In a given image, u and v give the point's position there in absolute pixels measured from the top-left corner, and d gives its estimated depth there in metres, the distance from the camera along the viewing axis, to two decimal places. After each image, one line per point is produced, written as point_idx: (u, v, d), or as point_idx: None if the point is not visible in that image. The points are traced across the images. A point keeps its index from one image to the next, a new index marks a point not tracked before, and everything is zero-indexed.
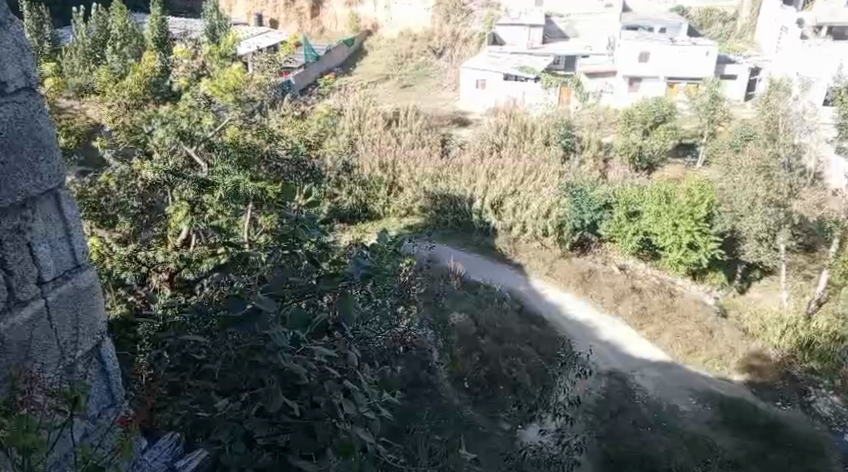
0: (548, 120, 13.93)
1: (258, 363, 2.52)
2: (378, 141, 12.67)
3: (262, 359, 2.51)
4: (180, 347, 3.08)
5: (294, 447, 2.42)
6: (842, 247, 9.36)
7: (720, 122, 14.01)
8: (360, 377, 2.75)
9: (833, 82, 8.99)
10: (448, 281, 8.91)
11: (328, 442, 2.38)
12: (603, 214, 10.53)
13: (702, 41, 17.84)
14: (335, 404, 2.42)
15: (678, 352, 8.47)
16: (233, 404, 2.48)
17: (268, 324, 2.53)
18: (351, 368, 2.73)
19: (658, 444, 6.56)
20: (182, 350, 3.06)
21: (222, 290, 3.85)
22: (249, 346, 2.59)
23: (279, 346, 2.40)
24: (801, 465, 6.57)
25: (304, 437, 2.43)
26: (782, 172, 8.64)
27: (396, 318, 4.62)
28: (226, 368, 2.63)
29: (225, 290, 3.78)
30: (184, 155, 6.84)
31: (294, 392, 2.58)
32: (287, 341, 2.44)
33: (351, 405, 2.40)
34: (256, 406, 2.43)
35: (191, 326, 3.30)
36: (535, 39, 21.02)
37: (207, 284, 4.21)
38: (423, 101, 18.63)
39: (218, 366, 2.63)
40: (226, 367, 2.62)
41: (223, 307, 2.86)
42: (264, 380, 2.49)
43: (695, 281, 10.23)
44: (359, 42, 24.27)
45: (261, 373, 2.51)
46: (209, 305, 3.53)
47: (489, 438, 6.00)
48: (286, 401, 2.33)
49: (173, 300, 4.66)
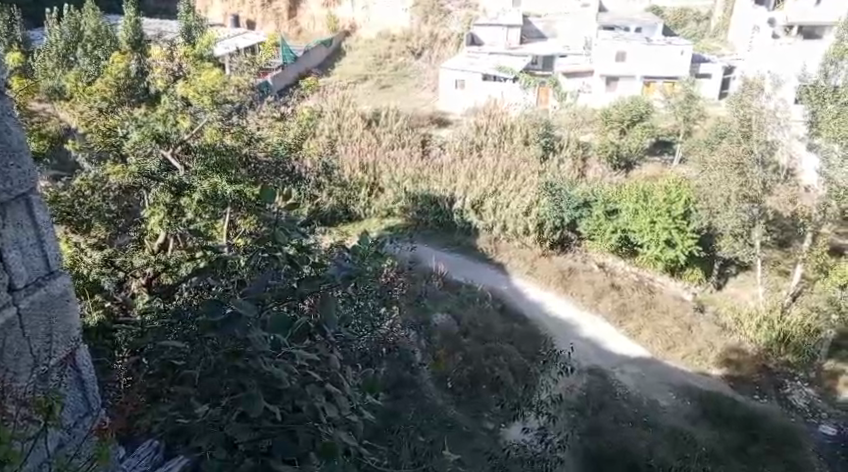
0: (527, 120, 14.01)
1: (238, 367, 2.46)
2: (358, 142, 12.64)
3: (241, 363, 2.45)
4: (160, 353, 3.06)
5: (276, 453, 2.39)
6: (815, 243, 9.56)
7: (696, 120, 14.20)
8: (344, 381, 2.70)
9: (801, 81, 9.18)
10: (430, 281, 8.92)
11: (311, 447, 2.37)
12: (582, 212, 10.63)
13: (677, 41, 18.06)
14: (319, 408, 2.38)
15: (658, 348, 8.55)
16: (213, 410, 2.40)
17: (248, 328, 2.47)
18: (333, 371, 2.68)
19: (640, 439, 6.63)
20: (161, 357, 3.07)
21: (203, 295, 3.73)
22: (229, 349, 2.51)
23: (258, 350, 2.40)
24: (779, 457, 6.71)
25: (287, 443, 2.39)
26: (756, 169, 8.81)
27: (380, 320, 4.61)
28: (206, 373, 2.57)
29: (205, 295, 3.73)
30: (160, 157, 6.63)
31: (274, 398, 2.48)
32: (267, 346, 2.43)
33: (334, 409, 2.41)
34: (238, 411, 2.37)
35: (171, 331, 3.27)
36: (513, 40, 21.11)
37: (187, 288, 4.11)
38: (402, 102, 18.62)
39: (197, 371, 2.58)
40: (204, 373, 2.58)
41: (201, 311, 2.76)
42: (244, 385, 2.42)
43: (673, 277, 10.35)
44: (337, 43, 24.16)
45: (241, 377, 2.44)
46: (189, 309, 3.53)
47: (472, 438, 6.05)
48: (268, 406, 2.32)
49: (150, 304, 4.63)
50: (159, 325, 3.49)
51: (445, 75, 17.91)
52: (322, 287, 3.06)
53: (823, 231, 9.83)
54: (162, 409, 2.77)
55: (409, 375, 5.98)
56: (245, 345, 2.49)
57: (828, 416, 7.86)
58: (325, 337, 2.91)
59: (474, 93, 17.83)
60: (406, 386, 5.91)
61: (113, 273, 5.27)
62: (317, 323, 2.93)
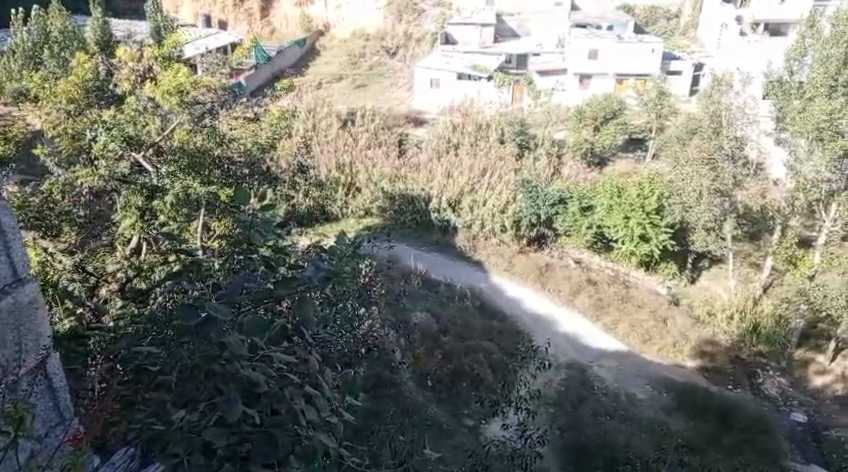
0: (502, 118, 14.10)
1: (213, 371, 2.42)
2: (333, 142, 12.59)
3: (219, 368, 2.41)
4: (134, 359, 3.00)
5: (254, 456, 2.36)
6: (784, 235, 9.77)
7: (668, 117, 14.39)
8: (324, 384, 2.70)
9: (767, 77, 9.38)
10: (409, 281, 8.96)
11: (290, 450, 2.34)
12: (558, 208, 10.73)
13: (648, 38, 18.24)
14: (298, 411, 2.39)
15: (635, 342, 8.64)
16: (190, 416, 2.39)
17: (224, 332, 2.45)
18: (312, 373, 2.67)
19: (619, 432, 6.70)
20: (135, 364, 3.03)
21: (178, 299, 3.68)
22: (207, 353, 2.47)
23: (235, 354, 2.37)
24: (752, 446, 6.85)
25: (267, 445, 2.33)
26: (727, 164, 8.94)
27: (359, 321, 4.61)
28: (183, 377, 2.55)
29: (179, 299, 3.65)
30: (132, 161, 6.42)
31: (253, 400, 2.44)
32: (244, 349, 2.40)
33: (313, 412, 2.42)
34: (215, 416, 2.33)
35: (147, 336, 3.23)
36: (487, 38, 21.18)
37: (161, 293, 4.04)
38: (378, 101, 18.60)
39: (174, 376, 2.54)
40: (182, 377, 2.54)
41: (176, 315, 2.75)
42: (222, 389, 2.40)
43: (648, 272, 10.49)
44: (311, 43, 24.02)
45: (218, 382, 2.41)
46: (164, 313, 3.50)
47: (453, 435, 6.16)
48: (246, 409, 2.29)
49: (124, 310, 4.57)
50: (133, 330, 3.44)
51: (420, 74, 17.92)
52: (300, 289, 3.04)
53: (791, 224, 10.06)
54: (138, 416, 2.74)
55: (389, 375, 6.00)
56: (221, 350, 2.45)
57: (799, 404, 8.06)
58: (304, 339, 2.92)
59: (449, 91, 17.87)
60: (386, 385, 5.93)
61: (84, 278, 5.18)
62: (296, 325, 2.93)
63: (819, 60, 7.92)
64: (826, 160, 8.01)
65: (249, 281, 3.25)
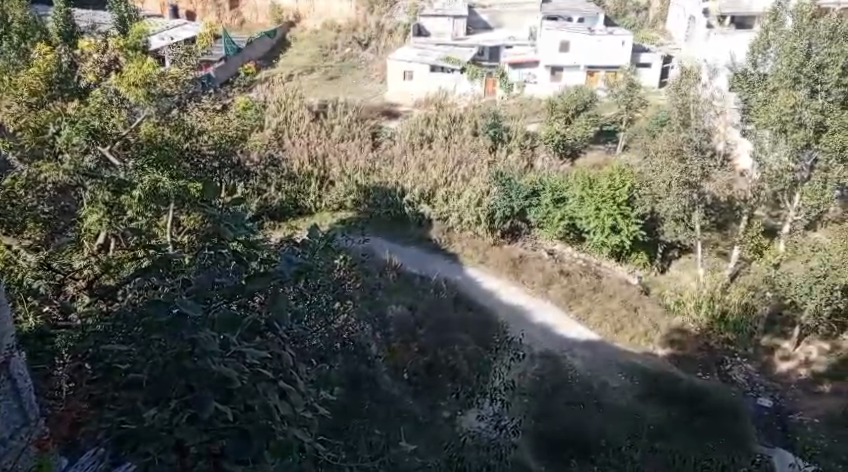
0: (474, 111, 14.13)
1: (186, 368, 2.38)
2: (306, 135, 12.55)
3: (190, 365, 2.37)
4: (104, 358, 2.98)
5: (229, 452, 2.35)
6: (750, 225, 9.99)
7: (637, 109, 14.51)
8: (298, 379, 2.66)
9: (733, 68, 9.52)
10: (384, 275, 9.02)
11: (264, 446, 2.32)
12: (531, 200, 10.79)
13: (619, 31, 18.30)
14: (272, 406, 2.35)
15: (607, 331, 8.76)
16: (161, 414, 2.30)
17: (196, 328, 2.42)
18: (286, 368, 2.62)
19: (592, 421, 6.80)
20: (104, 362, 2.99)
21: (146, 294, 3.52)
22: (178, 351, 2.43)
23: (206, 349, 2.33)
24: (722, 431, 6.98)
25: (241, 442, 2.33)
26: (694, 155, 9.14)
27: (333, 315, 4.59)
28: (154, 375, 2.48)
29: (147, 295, 3.57)
30: (98, 155, 6.32)
31: (226, 398, 2.38)
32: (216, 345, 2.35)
33: (287, 407, 2.40)
34: (187, 414, 2.29)
35: (114, 335, 3.16)
36: (459, 30, 21.10)
37: (129, 291, 3.96)
38: (351, 93, 18.47)
39: (145, 374, 2.46)
40: (153, 375, 2.46)
41: (147, 315, 2.75)
42: (194, 386, 2.36)
43: (619, 262, 10.61)
44: (281, 34, 23.73)
45: (191, 379, 2.36)
46: (132, 310, 3.43)
47: (430, 427, 6.18)
48: (219, 406, 2.29)
49: (91, 308, 4.48)
50: (101, 329, 3.39)
51: (392, 66, 17.80)
52: (272, 284, 3.07)
53: (757, 213, 10.27)
54: (107, 416, 2.68)
55: (365, 369, 5.96)
56: (192, 346, 2.42)
57: (765, 389, 8.26)
58: (277, 332, 2.85)
59: (423, 83, 17.84)
60: (362, 378, 5.91)
61: (50, 276, 5.06)
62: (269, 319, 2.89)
63: (784, 53, 8.10)
64: (788, 151, 8.22)
65: (219, 276, 3.22)
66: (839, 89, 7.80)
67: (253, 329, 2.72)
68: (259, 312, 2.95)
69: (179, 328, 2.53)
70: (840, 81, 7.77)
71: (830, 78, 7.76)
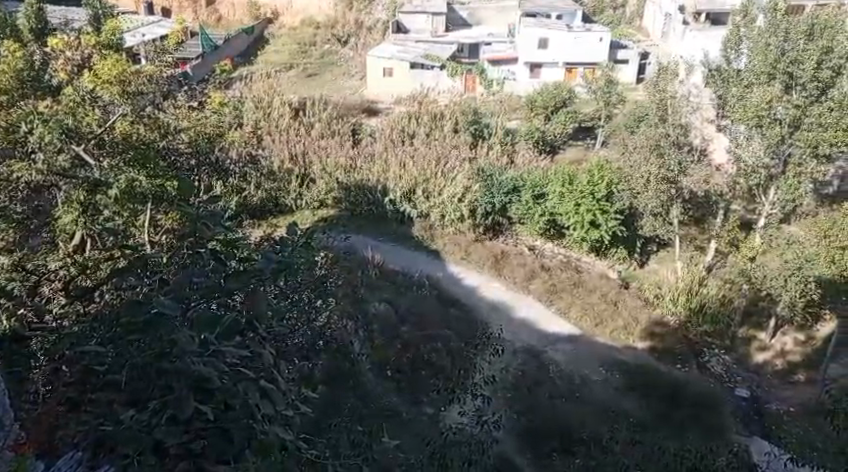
0: (454, 107, 14.14)
1: (163, 369, 2.35)
2: (285, 133, 12.54)
3: (168, 365, 2.34)
4: (81, 360, 2.95)
5: (210, 451, 2.37)
6: (727, 219, 10.15)
7: (616, 105, 14.58)
8: (279, 378, 2.64)
9: (709, 63, 9.64)
10: (367, 272, 9.06)
11: (246, 444, 2.32)
12: (512, 197, 10.87)
13: (597, 27, 18.41)
14: (253, 405, 2.35)
15: (588, 325, 8.87)
16: (140, 415, 2.33)
17: (174, 328, 2.41)
18: (267, 367, 2.61)
19: (573, 415, 6.89)
20: (82, 363, 2.97)
21: (123, 295, 3.50)
22: (156, 351, 2.41)
23: (185, 349, 2.32)
24: (701, 422, 7.07)
25: (221, 442, 2.34)
26: (673, 151, 9.25)
27: (317, 314, 4.61)
28: (133, 376, 2.46)
29: (123, 295, 3.52)
30: (72, 154, 6.06)
31: (206, 397, 2.36)
32: (195, 345, 2.35)
33: (269, 405, 2.38)
34: (166, 414, 2.28)
35: (93, 334, 3.12)
36: (438, 27, 21.12)
37: (106, 291, 3.90)
38: (330, 90, 18.39)
39: (123, 375, 2.47)
40: (132, 376, 2.47)
41: (125, 314, 2.74)
42: (172, 387, 2.34)
43: (599, 257, 10.71)
44: (260, 31, 23.55)
45: (169, 379, 2.34)
46: (110, 310, 3.41)
47: (411, 424, 6.23)
48: (199, 406, 2.27)
49: (68, 309, 4.45)
50: (78, 329, 3.35)
51: (372, 62, 17.75)
52: (251, 283, 3.07)
53: (734, 207, 10.41)
54: (86, 417, 2.67)
55: (348, 366, 5.95)
56: (170, 347, 2.40)
57: (742, 380, 8.41)
58: (257, 330, 2.82)
59: (403, 80, 17.83)
60: (345, 376, 5.91)
61: (24, 278, 4.96)
62: (249, 319, 2.85)
63: (759, 50, 8.18)
64: (766, 147, 8.35)
65: (197, 276, 3.17)
66: (813, 84, 7.84)
67: (233, 328, 2.66)
68: (238, 311, 2.96)
69: (159, 328, 2.52)
70: (815, 76, 7.78)
71: (805, 74, 7.80)
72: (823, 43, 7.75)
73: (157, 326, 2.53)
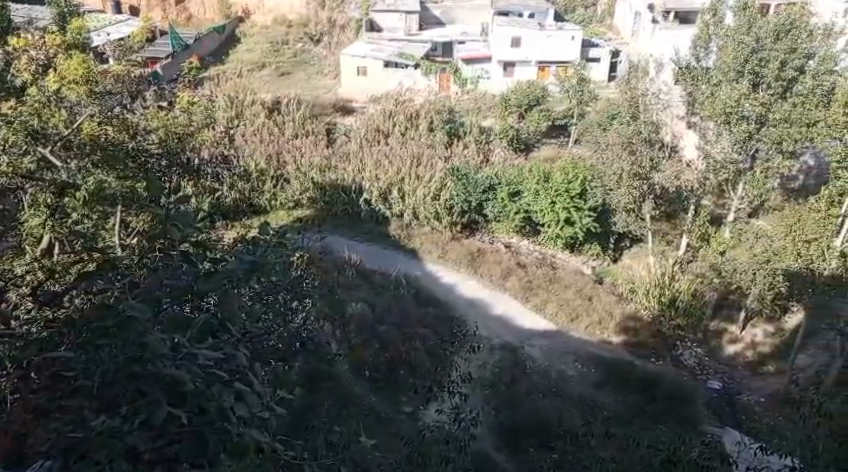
0: (430, 106, 14.12)
1: (134, 373, 2.01)
2: (258, 134, 12.42)
3: (138, 368, 2.01)
4: (49, 367, 2.56)
5: (182, 458, 2.02)
6: (698, 213, 10.33)
7: (589, 103, 14.49)
8: (256, 381, 2.32)
9: (677, 61, 9.83)
10: (343, 272, 9.06)
11: (220, 448, 1.98)
12: (489, 195, 10.88)
13: (569, 26, 18.53)
14: (227, 407, 2.01)
15: (563, 321, 8.97)
16: (111, 420, 1.93)
17: (144, 332, 2.12)
18: (242, 369, 2.28)
19: (551, 409, 6.97)
20: (47, 372, 2.55)
21: (93, 299, 2.95)
22: (128, 354, 2.05)
23: (158, 352, 2.03)
24: (674, 414, 7.22)
25: (195, 447, 1.98)
26: (644, 148, 9.43)
27: (298, 311, 4.51)
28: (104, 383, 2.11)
29: (88, 300, 3.10)
30: (38, 156, 5.41)
31: (179, 401, 2.03)
32: (166, 347, 2.07)
33: (244, 407, 2.07)
34: (140, 419, 1.94)
35: (61, 341, 2.70)
36: (411, 25, 21.11)
37: (71, 298, 3.36)
38: (304, 90, 18.28)
39: (93, 381, 2.06)
40: (103, 384, 2.06)
41: (91, 318, 2.46)
42: (144, 392, 1.99)
43: (573, 253, 10.84)
44: (230, 30, 23.26)
45: (140, 384, 2.00)
46: (76, 315, 3.00)
47: (391, 423, 6.19)
48: (172, 410, 1.94)
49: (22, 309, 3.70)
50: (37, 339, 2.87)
51: (346, 61, 17.73)
52: (225, 284, 2.76)
53: (704, 203, 10.62)
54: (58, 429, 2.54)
55: (329, 368, 5.66)
56: (141, 351, 2.07)
57: (714, 372, 8.63)
58: (231, 333, 2.54)
59: (377, 78, 17.81)
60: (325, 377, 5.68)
61: None
62: (222, 320, 2.58)
63: (728, 47, 8.34)
64: (733, 142, 8.50)
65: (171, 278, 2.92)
66: (778, 83, 8.08)
67: (207, 329, 2.37)
68: (212, 310, 2.70)
69: (128, 331, 2.16)
70: (779, 75, 8.04)
71: (769, 72, 8.06)
72: (789, 42, 7.95)
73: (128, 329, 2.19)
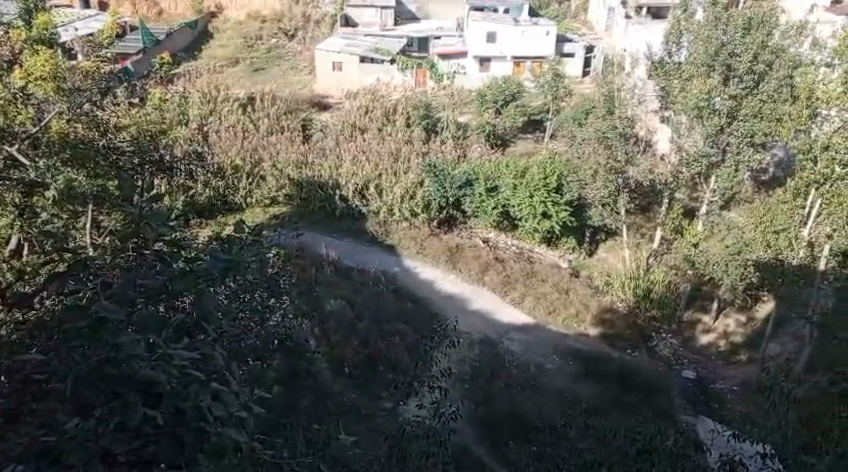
0: (407, 101, 14.10)
1: (109, 376, 1.97)
2: (232, 130, 12.30)
3: (113, 369, 1.98)
4: (21, 370, 2.51)
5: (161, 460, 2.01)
6: (671, 207, 10.50)
7: (564, 98, 14.67)
8: (233, 380, 2.25)
9: (651, 57, 9.89)
10: (321, 269, 9.05)
11: (198, 449, 1.97)
12: (466, 190, 10.89)
13: (543, 21, 18.60)
14: (205, 407, 1.95)
15: (541, 314, 9.09)
16: (85, 422, 1.90)
17: (119, 335, 2.08)
18: (220, 369, 2.23)
19: (529, 402, 7.03)
20: (21, 375, 2.49)
21: (65, 300, 2.99)
22: (100, 354, 2.02)
23: (131, 353, 1.96)
24: (649, 403, 7.32)
25: (172, 448, 1.97)
26: (620, 142, 9.42)
27: (277, 307, 4.48)
28: (78, 385, 2.07)
29: (60, 301, 3.03)
30: (4, 153, 4.97)
31: (154, 401, 2.00)
32: (141, 350, 2.01)
33: (222, 407, 1.98)
34: (114, 421, 1.89)
35: (33, 343, 2.64)
36: (387, 21, 21.05)
37: (43, 299, 3.27)
38: (279, 86, 18.14)
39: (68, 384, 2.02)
40: (77, 385, 2.05)
41: (63, 319, 2.41)
42: (120, 393, 1.95)
43: (550, 247, 10.95)
44: (202, 25, 22.93)
45: (116, 386, 1.96)
46: (49, 315, 2.94)
47: (373, 419, 6.05)
48: (149, 411, 1.90)
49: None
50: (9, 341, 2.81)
51: (321, 56, 17.74)
52: (200, 283, 2.76)
53: (678, 196, 10.76)
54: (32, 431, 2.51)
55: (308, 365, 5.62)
56: (116, 352, 2.01)
57: (689, 362, 8.79)
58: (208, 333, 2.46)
59: (352, 74, 17.79)
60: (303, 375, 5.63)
61: None
62: (198, 321, 2.55)
63: (698, 41, 8.44)
64: (706, 136, 8.70)
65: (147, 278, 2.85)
66: (749, 75, 8.17)
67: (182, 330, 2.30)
68: (188, 313, 2.66)
69: (102, 332, 2.11)
70: (751, 68, 8.14)
71: (741, 65, 8.14)
72: (760, 36, 8.11)
73: (103, 330, 2.14)
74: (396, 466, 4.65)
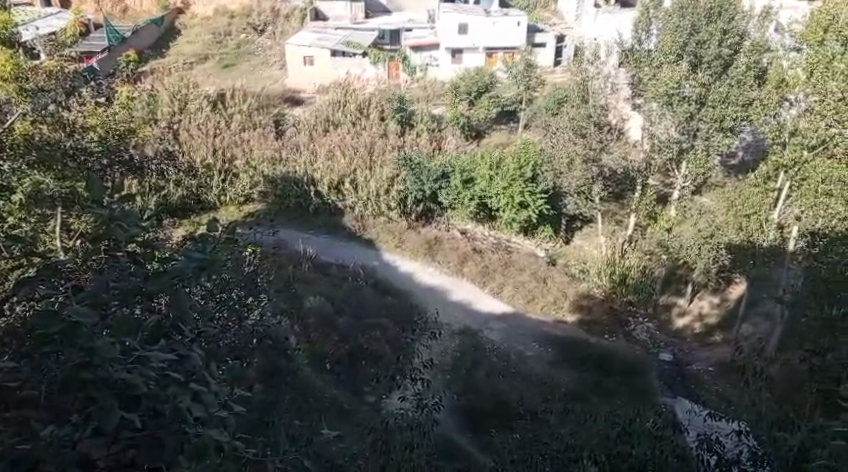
0: (380, 95, 14.08)
1: (84, 379, 1.93)
2: (204, 127, 12.12)
3: (88, 374, 1.93)
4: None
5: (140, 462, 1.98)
6: (645, 193, 10.64)
7: (536, 88, 14.90)
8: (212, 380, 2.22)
9: (620, 45, 9.99)
10: (300, 266, 9.01)
11: (179, 449, 1.95)
12: (442, 183, 10.83)
13: (513, 12, 18.64)
14: (183, 408, 1.92)
15: (520, 302, 9.18)
16: (61, 429, 1.86)
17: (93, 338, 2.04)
18: (198, 369, 2.20)
19: (511, 390, 7.08)
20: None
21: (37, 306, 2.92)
22: (75, 360, 1.97)
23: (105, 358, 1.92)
24: (628, 386, 7.43)
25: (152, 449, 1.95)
26: (594, 130, 9.57)
27: (256, 305, 4.46)
28: (53, 392, 2.02)
29: (30, 306, 2.95)
30: None
31: (131, 405, 1.97)
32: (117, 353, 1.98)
33: (201, 407, 1.96)
34: (91, 426, 1.86)
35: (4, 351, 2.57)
36: (357, 14, 20.96)
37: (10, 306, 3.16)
38: (250, 81, 17.99)
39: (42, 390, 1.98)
40: (53, 390, 2.02)
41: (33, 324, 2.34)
42: (95, 397, 1.92)
43: (527, 236, 11.05)
44: (168, 21, 22.57)
45: (91, 390, 1.92)
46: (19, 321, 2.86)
47: (354, 413, 6.05)
48: (126, 415, 1.86)
49: None
50: None
51: (292, 50, 17.55)
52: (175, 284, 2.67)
53: (652, 183, 10.90)
54: None
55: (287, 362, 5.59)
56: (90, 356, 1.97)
57: (666, 345, 8.92)
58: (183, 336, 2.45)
59: (323, 67, 17.69)
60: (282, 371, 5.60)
61: None
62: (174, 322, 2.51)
63: (667, 30, 8.55)
64: (677, 123, 8.82)
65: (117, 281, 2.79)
66: (716, 61, 8.32)
67: (157, 331, 2.26)
68: (163, 314, 2.62)
69: None
70: (718, 55, 8.28)
71: (708, 53, 8.29)
72: (723, 23, 8.26)
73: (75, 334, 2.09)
74: (380, 459, 4.64)
